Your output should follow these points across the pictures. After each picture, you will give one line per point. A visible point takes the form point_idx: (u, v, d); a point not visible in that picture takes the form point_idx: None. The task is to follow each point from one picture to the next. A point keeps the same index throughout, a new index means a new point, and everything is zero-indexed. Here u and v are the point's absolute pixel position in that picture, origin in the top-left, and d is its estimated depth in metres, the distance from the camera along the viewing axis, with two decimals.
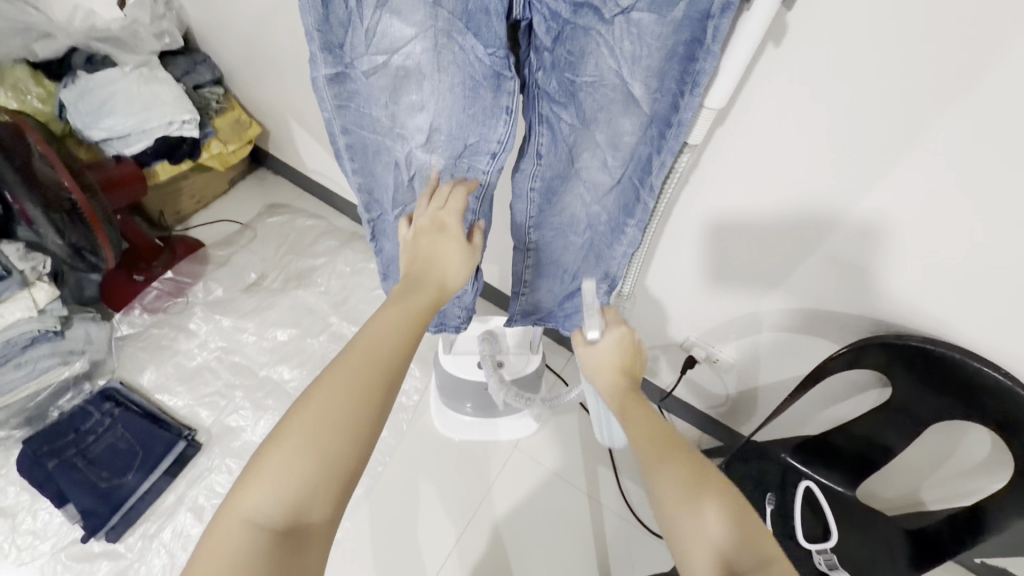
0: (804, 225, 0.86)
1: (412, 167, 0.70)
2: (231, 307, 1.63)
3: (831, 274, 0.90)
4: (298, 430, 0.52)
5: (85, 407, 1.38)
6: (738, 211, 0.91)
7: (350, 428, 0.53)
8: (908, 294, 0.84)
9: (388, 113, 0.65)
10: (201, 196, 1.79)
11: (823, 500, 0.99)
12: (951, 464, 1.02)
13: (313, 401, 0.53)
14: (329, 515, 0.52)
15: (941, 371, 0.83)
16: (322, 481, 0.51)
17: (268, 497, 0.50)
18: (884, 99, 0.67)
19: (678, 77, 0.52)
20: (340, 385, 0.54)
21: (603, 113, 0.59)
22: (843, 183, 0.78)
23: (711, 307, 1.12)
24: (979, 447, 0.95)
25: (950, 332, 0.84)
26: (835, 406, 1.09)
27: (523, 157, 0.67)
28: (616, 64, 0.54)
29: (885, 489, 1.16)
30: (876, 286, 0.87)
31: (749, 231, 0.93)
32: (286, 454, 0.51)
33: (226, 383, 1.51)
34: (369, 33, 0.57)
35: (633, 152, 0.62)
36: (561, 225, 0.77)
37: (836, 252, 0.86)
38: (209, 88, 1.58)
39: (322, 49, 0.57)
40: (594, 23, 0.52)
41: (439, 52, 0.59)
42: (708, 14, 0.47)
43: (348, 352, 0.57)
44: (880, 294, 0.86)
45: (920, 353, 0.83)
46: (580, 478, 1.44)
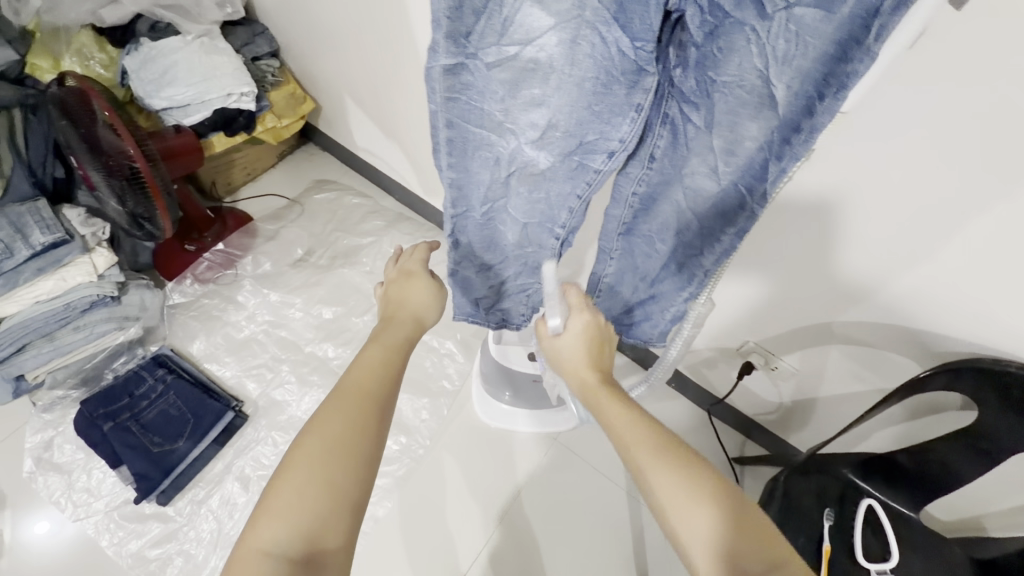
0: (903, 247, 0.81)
1: (514, 162, 0.67)
2: (279, 281, 1.64)
3: (924, 297, 0.84)
4: (306, 459, 0.57)
5: (139, 372, 1.41)
6: (833, 225, 0.86)
7: (353, 452, 0.59)
8: (1017, 323, 0.77)
9: (502, 108, 0.61)
10: (252, 168, 1.80)
11: (886, 519, 0.97)
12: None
13: (315, 433, 0.60)
14: (342, 539, 0.56)
15: None
16: (329, 503, 0.56)
17: (284, 526, 0.54)
18: None
19: (820, 79, 0.49)
20: (339, 415, 0.61)
21: (730, 117, 0.56)
22: (960, 199, 0.71)
23: (778, 316, 1.08)
24: None
25: None
26: (904, 424, 1.03)
27: (631, 160, 0.69)
28: (762, 64, 0.50)
29: (944, 511, 1.11)
30: (977, 315, 0.81)
31: (839, 246, 0.88)
32: (298, 482, 0.56)
33: (273, 357, 1.53)
34: (502, 24, 0.53)
35: (750, 159, 0.59)
36: (650, 232, 0.76)
37: (934, 275, 0.81)
38: (266, 61, 1.56)
39: (447, 37, 0.54)
40: (750, 18, 0.48)
41: (573, 47, 0.53)
42: (876, 11, 0.43)
43: (339, 390, 0.64)
44: (984, 319, 0.80)
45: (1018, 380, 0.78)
46: (620, 474, 1.43)
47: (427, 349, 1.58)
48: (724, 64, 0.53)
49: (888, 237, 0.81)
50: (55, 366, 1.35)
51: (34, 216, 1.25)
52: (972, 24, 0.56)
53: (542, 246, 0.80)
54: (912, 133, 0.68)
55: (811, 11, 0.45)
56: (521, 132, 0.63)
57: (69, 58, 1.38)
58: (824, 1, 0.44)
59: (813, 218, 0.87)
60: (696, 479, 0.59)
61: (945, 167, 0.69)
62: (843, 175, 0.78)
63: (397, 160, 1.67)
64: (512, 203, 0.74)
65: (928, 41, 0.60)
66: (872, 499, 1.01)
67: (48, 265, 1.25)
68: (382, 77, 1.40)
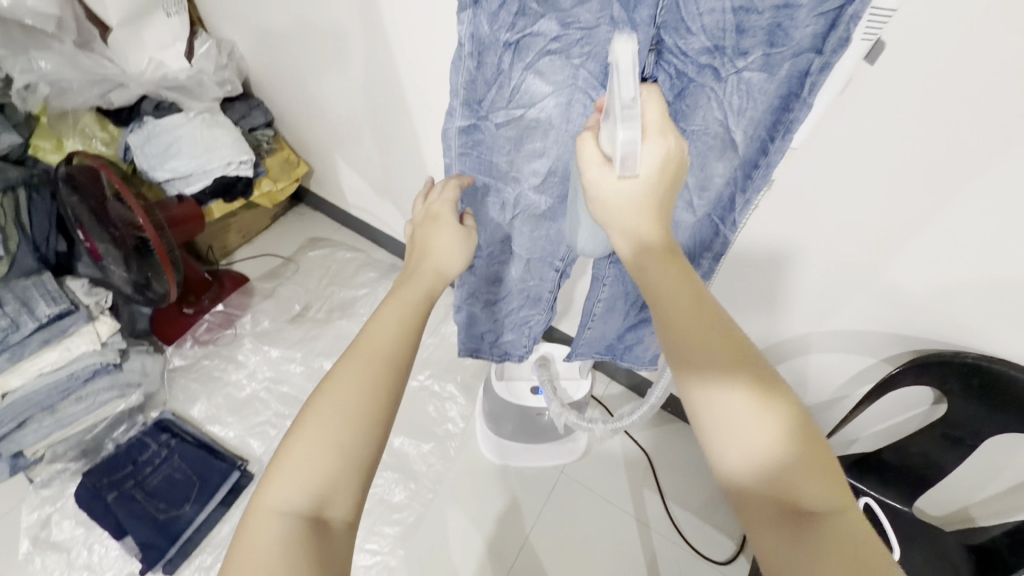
0: (859, 265, 0.91)
1: (518, 206, 0.77)
2: (278, 338, 1.67)
3: (883, 306, 0.94)
4: (318, 421, 0.59)
5: (142, 438, 1.43)
6: (795, 250, 0.96)
7: (362, 419, 0.60)
8: (967, 321, 0.87)
9: (507, 160, 0.71)
10: (247, 231, 1.87)
11: (883, 517, 1.02)
12: (1004, 479, 1.04)
13: (327, 397, 0.60)
14: (348, 507, 0.59)
15: (998, 388, 0.87)
16: (337, 468, 0.58)
17: (292, 488, 0.56)
18: (945, 145, 0.70)
19: (770, 125, 0.60)
20: (349, 382, 0.61)
21: (700, 158, 0.67)
22: (897, 221, 0.82)
23: (758, 331, 1.17)
24: None
25: (1008, 353, 0.87)
26: (886, 424, 1.11)
27: None
28: (722, 115, 0.61)
29: (935, 505, 1.18)
30: (932, 317, 0.91)
31: (802, 268, 0.98)
32: (309, 443, 0.58)
33: (276, 413, 1.54)
34: (509, 93, 0.63)
35: (720, 194, 0.70)
36: None
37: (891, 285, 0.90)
38: (261, 130, 1.67)
39: (463, 104, 0.64)
40: (709, 81, 0.59)
41: (569, 108, 0.64)
42: (807, 73, 0.54)
43: (351, 350, 0.63)
44: (936, 321, 0.90)
45: (973, 367, 0.88)
46: (627, 501, 1.46)
47: (429, 393, 1.61)
48: (692, 118, 0.63)
49: (844, 257, 0.92)
50: (57, 439, 1.34)
51: (39, 289, 1.28)
52: (884, 75, 0.69)
53: (543, 279, 0.89)
54: (850, 164, 0.79)
55: (756, 74, 0.56)
56: (526, 179, 0.73)
57: (72, 138, 1.45)
58: (766, 67, 0.55)
59: (776, 246, 0.98)
60: (773, 418, 0.52)
61: (881, 195, 0.80)
62: (798, 206, 0.89)
63: (388, 214, 1.76)
64: (517, 241, 0.83)
65: (854, 89, 0.71)
66: (868, 499, 1.06)
67: (54, 336, 1.26)
68: (374, 139, 1.51)
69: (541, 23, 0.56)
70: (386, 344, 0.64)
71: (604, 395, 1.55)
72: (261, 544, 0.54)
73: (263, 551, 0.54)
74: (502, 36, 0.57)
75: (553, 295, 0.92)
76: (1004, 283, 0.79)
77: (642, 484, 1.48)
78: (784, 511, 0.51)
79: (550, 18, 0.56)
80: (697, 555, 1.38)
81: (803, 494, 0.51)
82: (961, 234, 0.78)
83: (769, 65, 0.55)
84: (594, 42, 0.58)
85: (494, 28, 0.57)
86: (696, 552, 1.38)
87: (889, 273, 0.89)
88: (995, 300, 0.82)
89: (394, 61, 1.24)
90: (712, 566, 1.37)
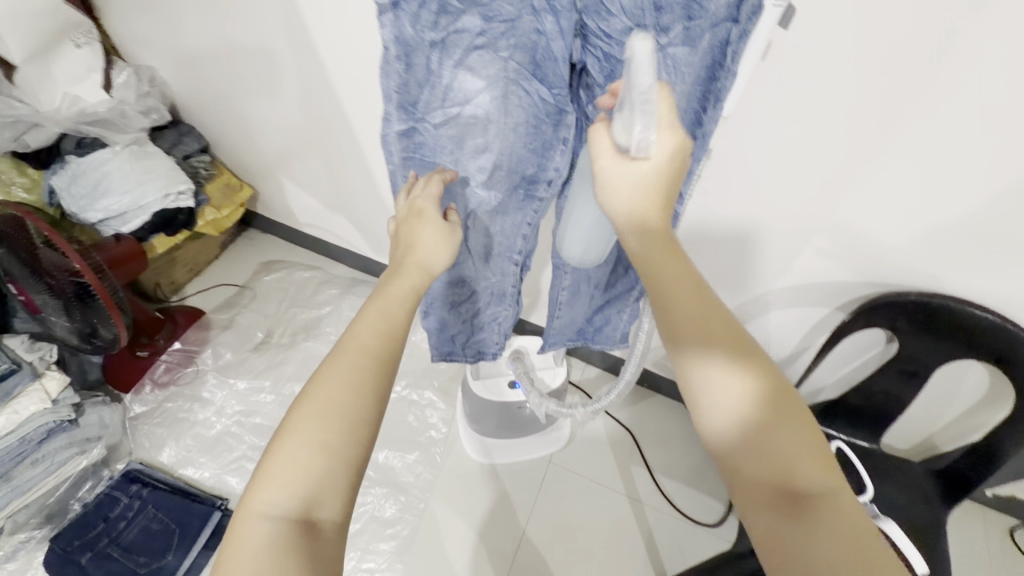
0: (803, 221, 0.95)
1: (469, 204, 0.77)
2: (244, 368, 1.62)
3: (829, 257, 0.99)
4: (303, 422, 0.57)
5: (110, 493, 1.37)
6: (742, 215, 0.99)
7: (351, 418, 0.58)
8: (907, 261, 0.93)
9: (452, 159, 0.72)
10: (195, 263, 1.80)
11: (854, 456, 1.07)
12: (957, 404, 1.11)
13: (313, 397, 0.58)
14: (340, 510, 0.56)
15: (940, 319, 0.93)
16: (328, 469, 0.55)
17: (279, 491, 0.54)
18: (866, 98, 0.74)
19: (701, 95, 0.62)
20: (335, 382, 0.59)
21: None
22: (832, 175, 0.86)
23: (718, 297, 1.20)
24: (979, 384, 1.05)
25: (945, 287, 0.94)
26: (846, 369, 1.17)
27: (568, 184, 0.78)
28: None
29: (901, 439, 1.25)
30: (875, 261, 0.96)
31: (751, 231, 1.02)
32: (296, 443, 0.56)
33: (251, 445, 1.49)
34: (442, 90, 0.63)
35: None
36: None
37: (835, 237, 0.95)
38: (197, 157, 1.61)
39: (398, 107, 0.63)
40: None
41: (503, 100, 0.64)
42: (727, 41, 0.56)
43: (338, 348, 0.62)
44: (878, 263, 0.96)
45: (919, 306, 0.94)
46: (617, 479, 1.49)
47: (407, 403, 1.60)
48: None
49: (790, 218, 0.96)
50: (16, 509, 1.24)
51: None
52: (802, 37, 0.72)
53: (503, 275, 0.89)
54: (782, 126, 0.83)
55: (680, 49, 0.57)
56: (472, 176, 0.73)
57: None
58: (688, 42, 0.56)
59: (725, 212, 1.01)
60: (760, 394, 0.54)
61: (814, 151, 0.84)
62: (741, 171, 0.92)
63: (342, 228, 1.72)
64: (473, 240, 0.83)
65: (777, 54, 0.74)
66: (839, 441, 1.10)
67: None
68: (318, 154, 1.48)
69: (464, 15, 0.57)
70: (372, 343, 0.62)
71: (581, 379, 1.57)
72: (248, 550, 0.52)
73: (249, 557, 0.51)
74: (427, 32, 0.57)
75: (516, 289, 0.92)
76: (933, 220, 0.85)
77: (629, 460, 1.52)
78: (779, 492, 0.51)
79: (472, 9, 0.56)
80: (689, 521, 1.42)
81: (799, 474, 0.52)
82: (889, 178, 0.83)
83: (690, 37, 0.56)
84: (519, 29, 0.58)
85: (418, 24, 0.56)
86: (688, 519, 1.43)
87: (830, 225, 0.94)
88: (927, 236, 0.88)
89: (326, 71, 1.21)
90: (704, 529, 1.41)
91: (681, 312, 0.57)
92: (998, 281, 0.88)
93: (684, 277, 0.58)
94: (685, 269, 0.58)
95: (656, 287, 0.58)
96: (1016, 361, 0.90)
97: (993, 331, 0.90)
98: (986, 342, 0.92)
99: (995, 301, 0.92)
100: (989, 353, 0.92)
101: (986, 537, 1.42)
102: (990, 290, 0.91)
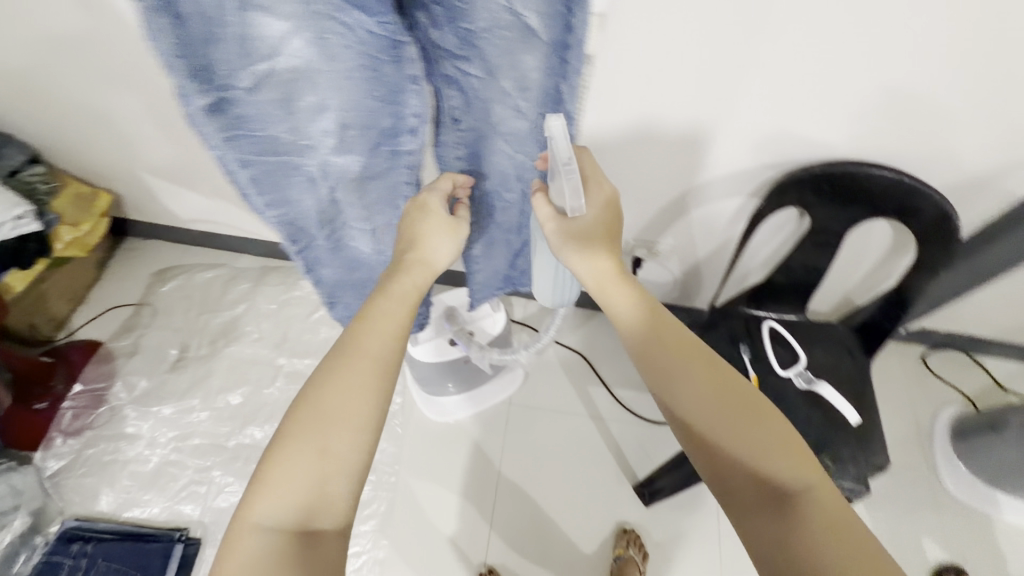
0: (703, 103, 0.91)
1: (330, 175, 0.69)
2: (166, 392, 1.48)
3: (738, 140, 0.96)
4: (300, 436, 0.59)
5: (50, 559, 1.26)
6: (643, 110, 0.94)
7: (348, 429, 0.60)
8: (807, 130, 0.92)
9: (287, 127, 0.62)
10: (72, 292, 1.57)
11: (786, 333, 1.11)
12: (868, 260, 1.17)
13: (310, 408, 0.61)
14: (343, 511, 0.59)
15: (844, 185, 0.94)
16: (327, 479, 0.58)
17: (278, 500, 0.57)
18: None
19: None
20: (331, 394, 0.61)
21: (505, 56, 0.58)
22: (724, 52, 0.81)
23: (639, 206, 1.17)
24: (884, 237, 1.10)
25: (844, 151, 0.94)
26: (766, 252, 1.19)
27: (441, 127, 0.70)
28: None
29: (824, 303, 1.32)
30: (779, 137, 0.94)
31: (656, 126, 0.97)
32: (292, 457, 0.58)
33: (197, 469, 1.39)
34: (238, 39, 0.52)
35: (544, 88, 0.63)
36: (494, 186, 0.79)
37: (740, 118, 0.92)
38: (28, 172, 1.34)
39: (189, 77, 0.52)
40: None
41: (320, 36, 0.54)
42: None
43: (336, 353, 0.64)
44: (782, 138, 0.94)
45: (823, 176, 0.94)
46: (578, 403, 1.52)
47: None
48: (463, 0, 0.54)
49: (692, 105, 0.91)
50: None
51: None
52: None
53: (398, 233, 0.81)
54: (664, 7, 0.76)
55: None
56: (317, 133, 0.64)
57: None
58: None
59: (624, 110, 0.94)
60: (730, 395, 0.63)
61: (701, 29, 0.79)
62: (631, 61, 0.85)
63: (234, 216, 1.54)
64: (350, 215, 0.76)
65: None
66: (773, 322, 1.14)
67: None
68: (173, 136, 1.27)
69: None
70: (369, 350, 0.64)
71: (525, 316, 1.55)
72: (247, 556, 0.55)
73: (248, 562, 0.55)
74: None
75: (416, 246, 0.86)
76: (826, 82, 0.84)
77: (586, 382, 1.54)
78: (762, 492, 0.58)
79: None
80: (650, 423, 1.49)
81: (772, 474, 0.59)
82: (779, 45, 0.79)
83: None
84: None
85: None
86: (650, 422, 1.49)
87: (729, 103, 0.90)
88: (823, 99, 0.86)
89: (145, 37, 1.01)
90: (665, 427, 1.49)
91: (624, 315, 0.68)
92: (889, 134, 0.90)
93: (643, 302, 0.69)
94: (643, 298, 0.69)
95: (620, 311, 0.69)
96: (914, 213, 0.93)
97: (892, 186, 0.91)
98: (887, 198, 0.94)
99: (890, 156, 0.94)
100: (891, 209, 0.94)
101: (905, 369, 1.58)
102: (884, 145, 0.92)
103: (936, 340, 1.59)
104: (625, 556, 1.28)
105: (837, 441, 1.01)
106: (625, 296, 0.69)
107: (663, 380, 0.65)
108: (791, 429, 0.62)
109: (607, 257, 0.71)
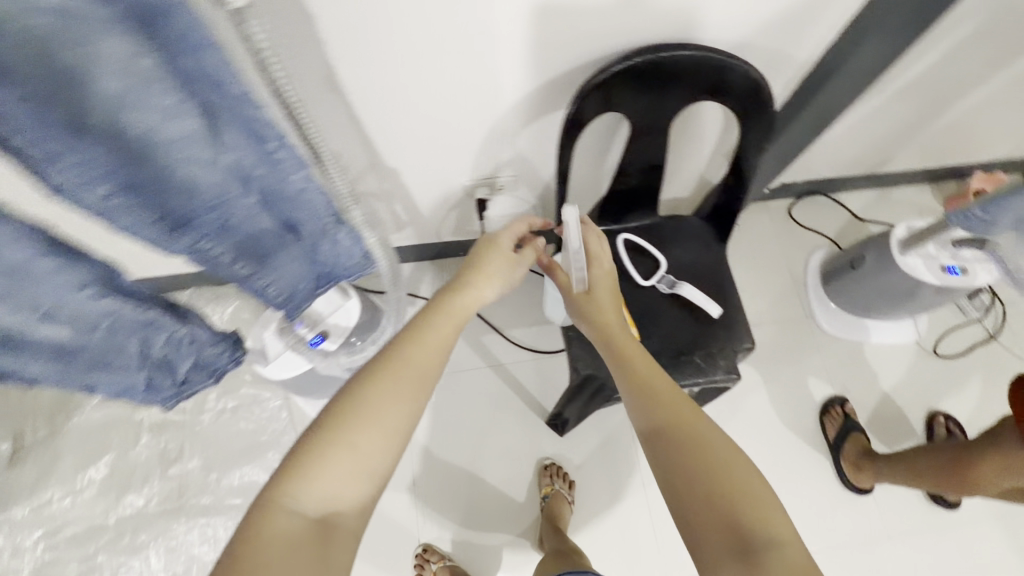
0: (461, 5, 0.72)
1: None
2: (12, 493, 1.27)
3: (522, 40, 0.80)
4: (342, 437, 0.62)
5: None
6: (397, 29, 0.75)
7: (384, 438, 0.64)
8: (594, 19, 0.77)
9: None
10: None
11: (641, 241, 1.07)
12: (703, 143, 1.11)
13: (354, 406, 0.64)
14: (359, 511, 0.62)
15: (650, 76, 0.82)
16: (355, 485, 0.62)
17: (309, 491, 0.60)
18: None
19: None
20: (379, 397, 0.65)
21: (56, 42, 0.40)
22: None
23: (453, 138, 1.01)
24: (705, 118, 1.02)
25: (641, 35, 0.81)
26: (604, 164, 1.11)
27: (55, 177, 0.50)
28: None
29: (684, 191, 1.29)
30: (567, 35, 0.80)
31: (424, 46, 0.79)
32: (332, 454, 0.61)
33: (81, 559, 1.25)
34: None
35: (164, 66, 0.46)
36: (211, 201, 0.60)
37: (513, 14, 0.75)
38: None
39: None
40: None
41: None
42: None
43: (381, 360, 0.69)
44: (570, 33, 0.80)
45: (627, 73, 0.81)
46: (475, 357, 1.45)
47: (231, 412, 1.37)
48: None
49: (453, 10, 0.73)
50: None
51: None
52: None
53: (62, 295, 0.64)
54: None
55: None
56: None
57: None
58: None
59: (377, 35, 0.75)
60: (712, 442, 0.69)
61: None
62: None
63: None
64: None
65: None
66: (627, 233, 1.08)
67: None
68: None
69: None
70: (408, 364, 0.69)
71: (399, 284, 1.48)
72: (268, 537, 0.56)
73: (264, 545, 0.56)
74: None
75: (95, 289, 0.67)
76: None
77: (478, 333, 1.47)
78: (728, 528, 0.62)
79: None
80: (550, 354, 1.46)
81: (740, 516, 0.62)
82: None
83: None
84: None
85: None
86: (550, 353, 1.46)
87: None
88: None
89: None
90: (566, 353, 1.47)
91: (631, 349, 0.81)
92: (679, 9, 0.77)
93: (627, 341, 0.84)
94: (629, 347, 0.83)
95: (612, 337, 0.84)
96: (724, 83, 0.84)
97: (696, 65, 0.81)
98: (696, 78, 0.83)
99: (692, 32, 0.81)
100: (704, 88, 0.85)
101: (776, 226, 1.61)
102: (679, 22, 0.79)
103: (799, 190, 1.62)
104: (551, 494, 1.29)
105: (706, 338, 1.01)
106: (616, 325, 0.86)
107: (643, 400, 0.76)
108: (767, 488, 0.65)
109: (613, 303, 0.89)
